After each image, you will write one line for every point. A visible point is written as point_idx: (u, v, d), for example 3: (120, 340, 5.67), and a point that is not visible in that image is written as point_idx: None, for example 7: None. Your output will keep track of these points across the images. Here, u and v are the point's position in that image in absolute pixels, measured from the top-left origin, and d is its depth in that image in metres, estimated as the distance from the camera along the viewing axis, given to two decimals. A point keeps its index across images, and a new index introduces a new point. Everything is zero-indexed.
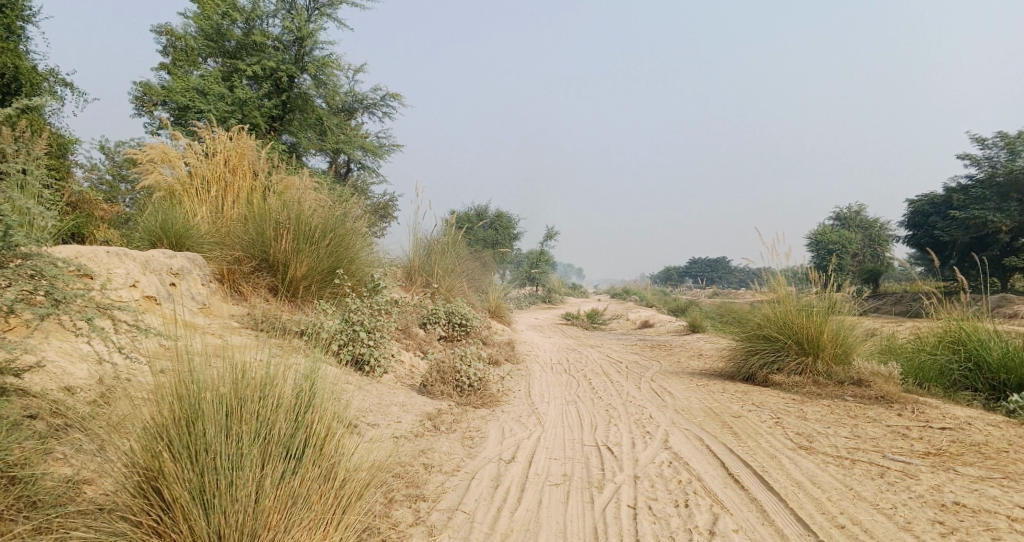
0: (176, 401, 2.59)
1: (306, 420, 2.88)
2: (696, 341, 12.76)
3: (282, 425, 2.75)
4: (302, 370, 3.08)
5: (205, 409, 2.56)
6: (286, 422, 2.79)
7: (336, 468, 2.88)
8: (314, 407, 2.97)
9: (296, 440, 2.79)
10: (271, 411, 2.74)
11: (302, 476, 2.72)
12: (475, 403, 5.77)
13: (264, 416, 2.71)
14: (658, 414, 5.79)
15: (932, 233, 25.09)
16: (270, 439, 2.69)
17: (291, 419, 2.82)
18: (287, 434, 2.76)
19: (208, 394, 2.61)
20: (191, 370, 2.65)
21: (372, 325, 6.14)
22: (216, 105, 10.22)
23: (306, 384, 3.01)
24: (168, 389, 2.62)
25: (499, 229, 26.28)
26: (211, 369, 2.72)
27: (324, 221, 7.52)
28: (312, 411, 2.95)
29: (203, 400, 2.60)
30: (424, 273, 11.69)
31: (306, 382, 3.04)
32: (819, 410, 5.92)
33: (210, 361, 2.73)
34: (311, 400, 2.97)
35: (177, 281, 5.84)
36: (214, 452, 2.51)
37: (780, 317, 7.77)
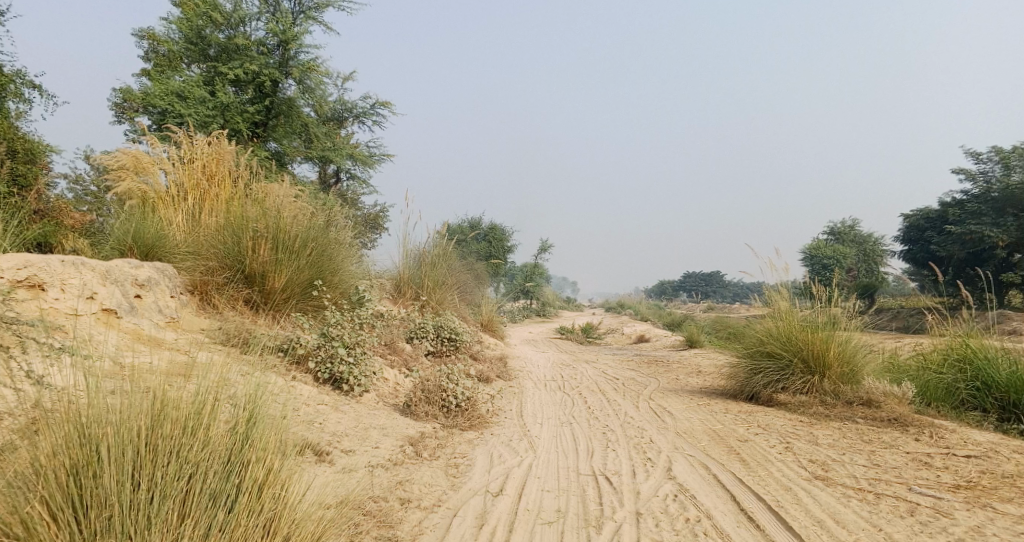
0: (71, 445, 2.17)
1: (242, 460, 2.49)
2: (692, 357, 12.39)
3: (212, 470, 2.36)
4: (242, 397, 2.69)
5: (106, 456, 2.15)
6: (217, 465, 2.39)
7: (278, 518, 2.49)
8: (253, 442, 2.57)
9: (227, 486, 2.39)
10: (197, 453, 2.35)
11: (231, 532, 2.33)
12: (461, 425, 5.36)
13: (186, 461, 2.31)
14: (658, 438, 5.40)
15: (927, 248, 24.89)
16: (191, 489, 2.29)
17: (221, 461, 2.42)
18: (216, 481, 2.37)
19: (115, 433, 2.21)
20: (92, 408, 2.24)
21: (353, 340, 5.70)
22: (197, 110, 9.86)
23: (244, 414, 2.61)
24: (61, 431, 2.19)
25: (492, 242, 25.87)
26: (123, 401, 2.32)
27: (305, 229, 7.12)
28: (251, 447, 2.56)
29: (104, 444, 2.19)
30: (413, 285, 11.29)
31: (246, 412, 2.65)
32: (831, 434, 5.54)
33: (125, 392, 2.33)
34: (250, 434, 2.58)
35: (143, 293, 5.40)
36: (115, 510, 2.11)
37: (783, 333, 7.42)
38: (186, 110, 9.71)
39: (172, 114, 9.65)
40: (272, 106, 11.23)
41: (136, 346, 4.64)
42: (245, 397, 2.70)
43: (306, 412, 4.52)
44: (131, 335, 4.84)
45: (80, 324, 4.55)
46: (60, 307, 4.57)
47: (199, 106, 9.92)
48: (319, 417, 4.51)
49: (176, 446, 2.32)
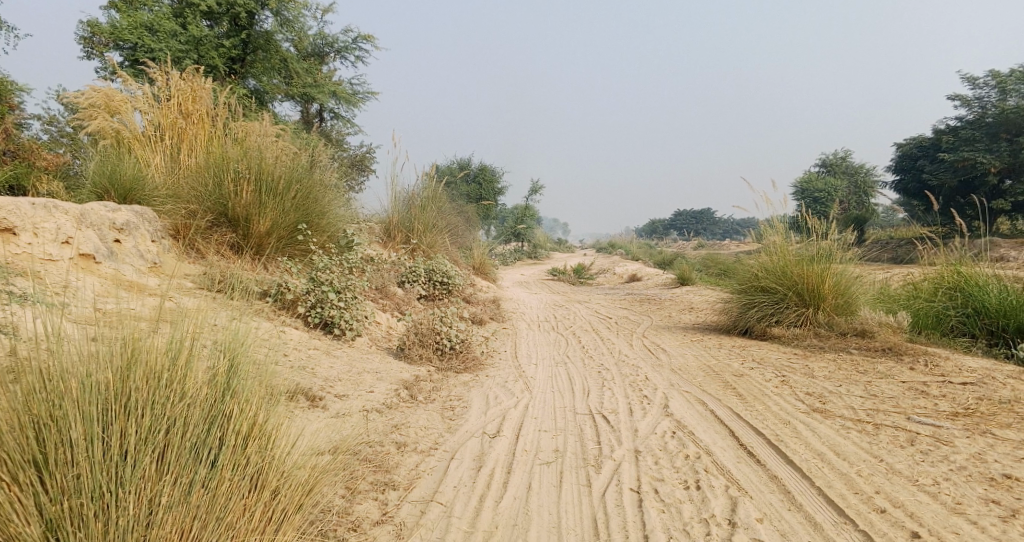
0: (32, 403, 2.04)
1: (224, 413, 2.38)
2: (685, 294, 12.38)
3: (190, 424, 2.25)
4: (220, 347, 2.56)
5: (72, 414, 2.03)
6: (196, 420, 2.28)
7: (266, 471, 2.40)
8: (234, 394, 2.45)
9: (208, 440, 2.28)
10: (172, 407, 2.24)
11: (215, 488, 2.22)
12: (457, 367, 5.30)
13: (162, 416, 2.20)
14: (654, 375, 5.37)
15: (920, 178, 24.74)
16: (168, 444, 2.18)
17: (201, 415, 2.30)
18: (196, 434, 2.26)
19: (81, 390, 2.09)
20: (54, 365, 2.11)
21: (343, 284, 5.54)
22: (169, 44, 9.29)
23: (223, 364, 2.48)
24: (21, 389, 2.05)
25: (483, 183, 25.42)
26: (87, 356, 2.18)
27: (288, 171, 6.85)
28: (233, 399, 2.43)
29: (68, 401, 2.06)
30: (403, 228, 11.07)
31: (225, 362, 2.52)
32: (826, 366, 5.55)
33: (90, 347, 2.20)
34: (231, 386, 2.46)
35: (122, 238, 5.15)
36: (85, 469, 1.99)
37: (778, 267, 7.36)
38: (156, 44, 9.15)
39: (141, 50, 9.10)
40: (248, 40, 10.65)
41: (117, 293, 4.46)
42: (223, 347, 2.56)
43: (298, 358, 4.42)
44: (112, 282, 4.66)
45: (57, 271, 4.35)
46: (35, 252, 4.32)
47: (169, 40, 9.35)
48: (311, 363, 4.42)
49: (149, 401, 2.21)
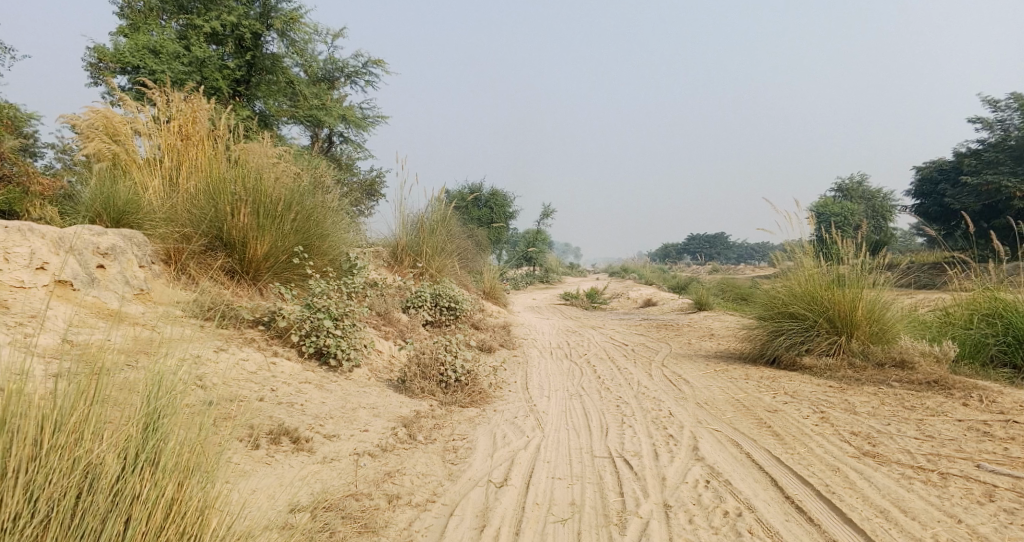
0: None
1: (136, 484, 2.13)
2: (704, 319, 11.86)
3: (89, 502, 2.03)
4: (139, 402, 2.30)
5: None
6: (98, 496, 2.05)
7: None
8: (148, 460, 2.19)
9: (115, 519, 2.05)
10: (64, 485, 2.00)
11: None
12: (462, 401, 4.86)
13: (51, 493, 1.98)
14: (678, 410, 4.91)
15: (941, 201, 24.11)
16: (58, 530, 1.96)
17: (106, 490, 2.07)
18: (96, 515, 2.03)
19: None
20: None
21: (342, 311, 5.12)
22: (171, 65, 9.11)
23: (137, 425, 2.22)
24: None
25: (494, 207, 25.05)
26: None
27: (288, 192, 6.51)
28: (149, 465, 2.19)
29: None
30: (411, 252, 10.71)
31: (142, 419, 2.26)
32: (867, 400, 5.05)
33: None
34: (147, 449, 2.21)
35: (106, 263, 4.82)
36: None
37: (807, 291, 6.89)
38: (158, 66, 8.98)
39: (144, 72, 8.92)
40: (253, 62, 10.48)
41: (94, 321, 4.11)
42: (143, 401, 2.30)
43: (286, 393, 4.03)
44: (91, 309, 4.31)
45: (29, 300, 4.02)
46: (5, 279, 4.02)
47: (172, 62, 9.18)
48: (300, 399, 4.01)
49: (41, 474, 1.99)
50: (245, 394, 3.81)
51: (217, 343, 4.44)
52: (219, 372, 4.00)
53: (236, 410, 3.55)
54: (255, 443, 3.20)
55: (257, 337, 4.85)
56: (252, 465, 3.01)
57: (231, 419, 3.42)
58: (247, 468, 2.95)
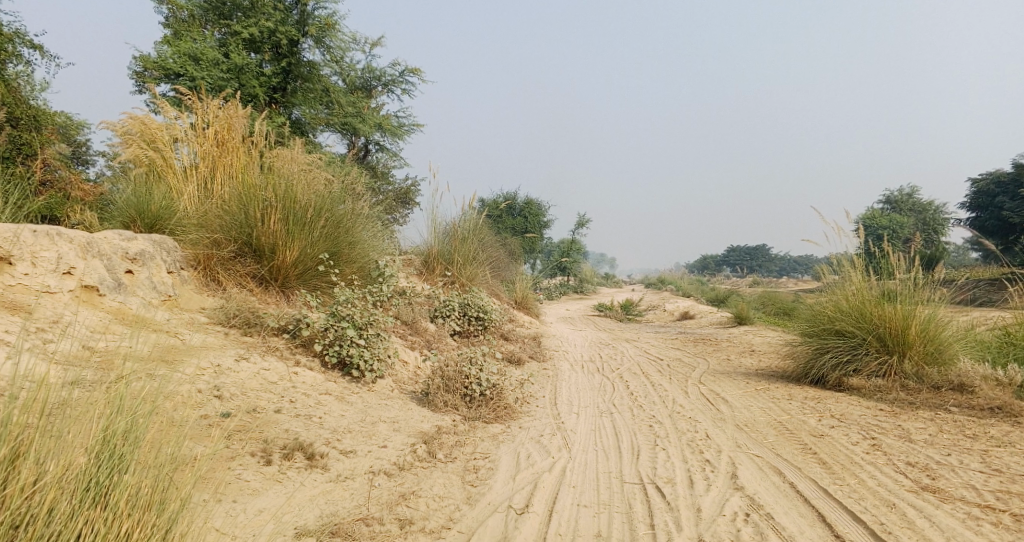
0: None
1: (87, 521, 2.02)
2: (743, 334, 11.42)
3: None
4: (94, 428, 2.14)
5: None
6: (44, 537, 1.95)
7: None
8: (102, 495, 2.07)
9: None
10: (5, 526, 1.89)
11: None
12: (487, 416, 4.68)
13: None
14: (715, 432, 4.63)
15: (998, 214, 22.91)
16: None
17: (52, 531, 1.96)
18: None
19: None
20: None
21: (366, 320, 5.01)
22: (210, 73, 9.25)
23: (89, 458, 2.07)
24: None
25: (529, 216, 24.91)
26: None
27: (317, 199, 6.47)
28: (104, 501, 2.07)
29: None
30: (442, 260, 10.62)
31: (97, 448, 2.12)
32: (923, 426, 4.67)
33: None
34: (100, 484, 2.07)
35: (135, 269, 4.82)
36: None
37: (856, 306, 6.49)
38: (198, 72, 9.13)
39: (184, 79, 9.08)
40: (290, 69, 10.61)
41: (117, 327, 4.09)
42: (99, 428, 2.15)
43: (305, 404, 3.92)
44: (115, 314, 4.30)
45: (53, 305, 4.03)
46: (31, 283, 4.03)
47: (212, 69, 9.33)
48: (319, 411, 3.90)
49: None
50: (263, 406, 3.71)
51: (239, 352, 4.38)
52: (239, 382, 3.92)
53: (252, 422, 3.46)
54: (268, 459, 3.09)
55: (280, 345, 4.77)
56: (263, 483, 2.89)
57: (245, 432, 3.32)
58: (258, 487, 2.85)
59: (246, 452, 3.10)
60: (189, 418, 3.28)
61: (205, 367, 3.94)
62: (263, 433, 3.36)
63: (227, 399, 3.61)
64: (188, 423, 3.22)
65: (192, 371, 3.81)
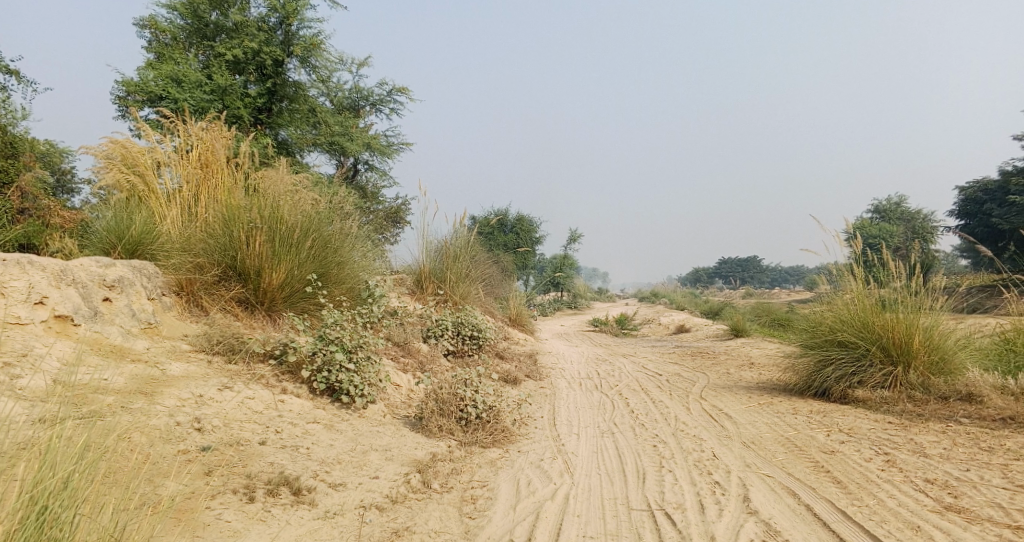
0: None
1: None
2: (741, 347, 11.27)
3: None
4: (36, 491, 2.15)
5: None
6: None
7: None
8: None
9: None
10: None
11: None
12: (484, 441, 4.47)
13: None
14: (723, 451, 4.45)
15: (987, 221, 23.02)
16: None
17: None
18: None
19: None
20: None
21: (356, 343, 4.81)
22: (193, 94, 9.10)
23: (27, 525, 2.10)
24: None
25: (520, 233, 24.79)
26: None
27: (304, 219, 6.29)
28: None
29: None
30: (434, 278, 10.44)
31: (38, 512, 2.14)
32: (936, 439, 4.51)
33: None
34: None
35: (113, 296, 4.60)
36: None
37: (857, 317, 6.36)
38: (181, 94, 8.98)
39: (167, 102, 8.93)
40: (275, 89, 10.48)
41: (92, 358, 3.87)
42: (42, 491, 2.16)
43: (292, 434, 3.71)
44: (91, 344, 4.09)
45: (23, 337, 3.81)
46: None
47: (195, 90, 9.18)
48: (307, 441, 3.69)
49: None
50: (247, 437, 3.50)
51: (223, 380, 4.16)
52: (222, 412, 3.70)
53: (234, 455, 3.25)
54: (251, 495, 2.87)
55: (266, 372, 4.56)
56: (245, 523, 2.67)
57: (227, 467, 3.10)
58: (239, 527, 2.63)
59: (227, 489, 2.89)
60: (168, 454, 3.07)
61: (186, 398, 3.72)
62: (247, 468, 3.15)
63: (209, 432, 3.40)
64: (166, 459, 3.01)
65: (172, 403, 3.59)
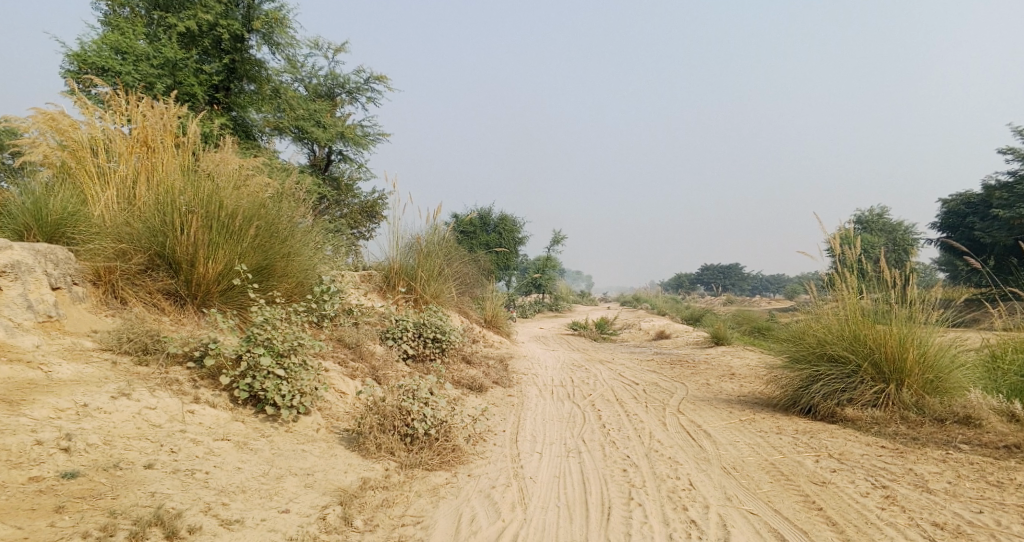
0: None
1: None
2: (724, 356, 10.76)
3: None
4: None
5: None
6: None
7: None
8: None
9: None
10: None
11: None
12: (429, 463, 3.90)
13: None
14: (700, 480, 3.93)
15: (970, 235, 22.89)
16: None
17: None
18: None
19: None
20: None
21: (290, 345, 4.13)
22: (139, 67, 8.41)
23: None
24: None
25: (503, 232, 24.14)
26: None
27: (247, 203, 5.62)
28: None
29: None
30: (404, 275, 9.80)
31: None
32: (936, 469, 4.05)
33: None
34: None
35: (3, 284, 3.92)
36: None
37: (848, 329, 5.88)
38: (123, 67, 8.27)
39: (108, 74, 8.24)
40: (234, 66, 9.82)
41: None
42: None
43: (191, 456, 3.10)
44: None
45: None
46: None
47: (141, 63, 8.47)
48: (207, 464, 3.09)
49: None
50: (130, 459, 2.89)
51: (122, 385, 3.51)
52: (105, 427, 3.08)
53: (105, 484, 2.66)
54: None
55: (180, 376, 3.92)
56: None
57: (89, 500, 2.54)
58: None
59: (76, 533, 2.35)
60: (12, 483, 2.50)
61: (64, 408, 3.07)
62: (116, 501, 2.57)
63: (79, 452, 2.80)
64: (7, 492, 2.44)
65: (44, 414, 2.95)
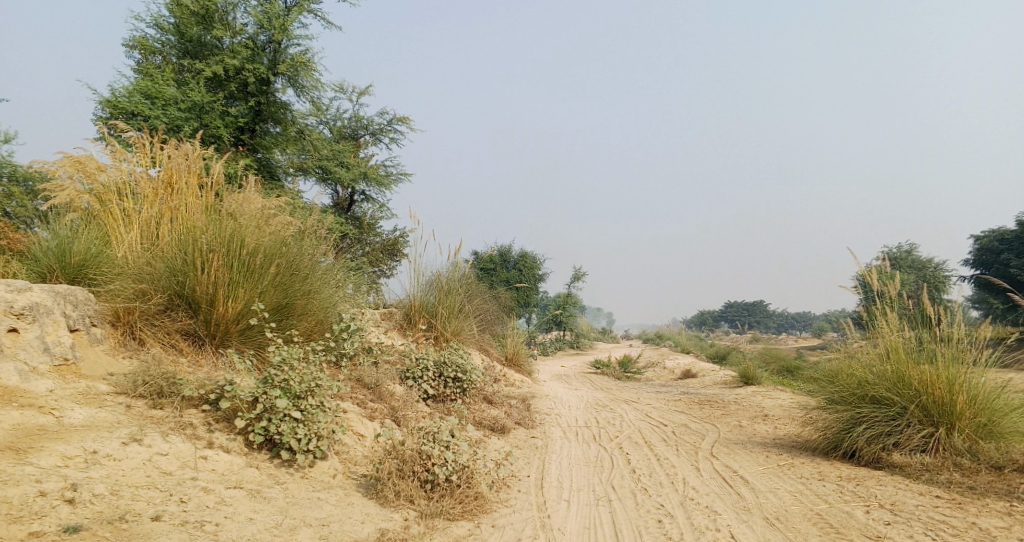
0: None
1: None
2: (754, 396, 10.36)
3: None
4: None
5: None
6: None
7: None
8: None
9: None
10: None
11: None
12: (451, 512, 3.68)
13: None
14: (742, 533, 3.64)
15: (1004, 270, 22.23)
16: None
17: None
18: None
19: None
20: None
21: (306, 387, 3.98)
22: (166, 111, 8.59)
23: None
24: None
25: (523, 269, 24.03)
26: None
27: (268, 241, 5.56)
28: None
29: None
30: (425, 313, 9.68)
31: None
32: (1002, 524, 3.71)
33: None
34: None
35: (21, 327, 3.85)
36: None
37: (890, 368, 5.57)
38: (152, 111, 8.44)
39: (138, 119, 8.42)
40: (259, 109, 10.00)
41: None
42: None
43: (201, 506, 2.94)
44: None
45: None
46: None
47: (169, 107, 8.65)
48: (218, 514, 2.92)
49: None
50: (137, 511, 2.75)
51: (134, 430, 3.38)
52: (113, 476, 2.94)
53: (108, 539, 2.52)
54: None
55: (195, 420, 3.78)
56: None
57: None
58: None
59: None
60: (11, 538, 2.36)
61: (73, 456, 2.95)
62: None
63: (84, 504, 2.65)
64: None
65: (50, 463, 2.83)
